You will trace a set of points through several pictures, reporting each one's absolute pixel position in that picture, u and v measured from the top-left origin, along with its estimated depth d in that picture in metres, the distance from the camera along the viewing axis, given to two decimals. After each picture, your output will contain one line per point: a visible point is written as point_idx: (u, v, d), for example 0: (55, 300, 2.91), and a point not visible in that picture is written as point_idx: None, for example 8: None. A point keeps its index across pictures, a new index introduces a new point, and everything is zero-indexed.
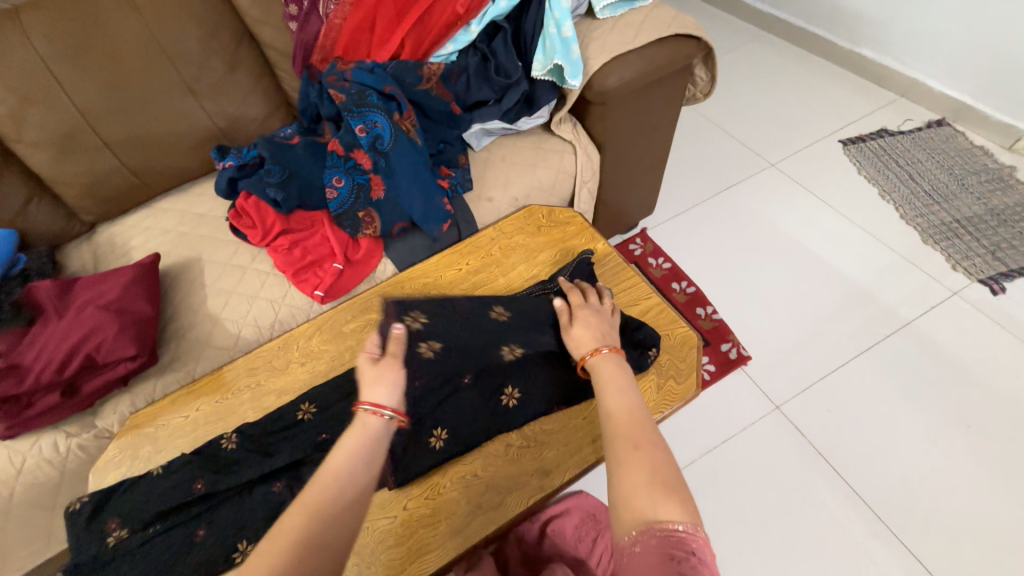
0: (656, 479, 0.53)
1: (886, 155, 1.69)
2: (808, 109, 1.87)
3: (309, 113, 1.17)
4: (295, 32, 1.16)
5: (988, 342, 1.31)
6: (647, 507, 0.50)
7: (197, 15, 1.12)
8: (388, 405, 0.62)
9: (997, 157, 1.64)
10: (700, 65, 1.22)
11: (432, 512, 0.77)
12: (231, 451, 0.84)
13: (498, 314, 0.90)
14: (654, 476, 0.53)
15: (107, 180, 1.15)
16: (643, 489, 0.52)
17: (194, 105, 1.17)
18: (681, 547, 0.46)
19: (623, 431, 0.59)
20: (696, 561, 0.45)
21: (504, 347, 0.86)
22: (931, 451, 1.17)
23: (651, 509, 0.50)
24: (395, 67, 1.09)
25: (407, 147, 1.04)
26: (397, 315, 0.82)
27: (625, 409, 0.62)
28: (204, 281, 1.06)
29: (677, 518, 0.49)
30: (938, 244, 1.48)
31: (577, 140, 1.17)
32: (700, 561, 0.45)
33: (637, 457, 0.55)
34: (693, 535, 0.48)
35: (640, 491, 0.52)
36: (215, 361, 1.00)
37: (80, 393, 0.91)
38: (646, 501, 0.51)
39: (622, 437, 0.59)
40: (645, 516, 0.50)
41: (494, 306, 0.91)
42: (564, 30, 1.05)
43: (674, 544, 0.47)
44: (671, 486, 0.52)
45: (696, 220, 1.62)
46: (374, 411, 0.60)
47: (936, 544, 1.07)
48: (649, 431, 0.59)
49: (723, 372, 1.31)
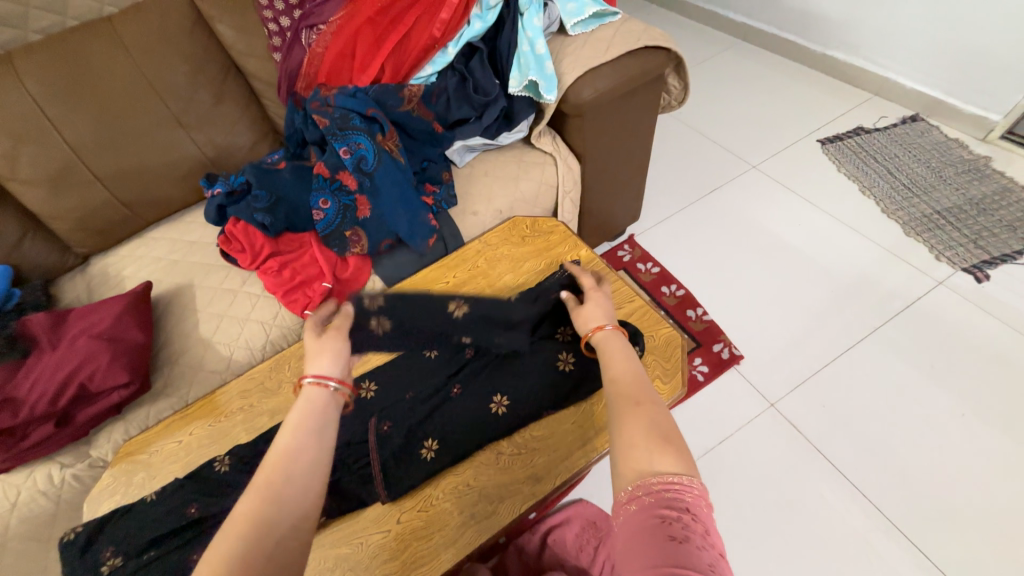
0: (652, 433, 0.56)
1: (863, 153, 1.73)
2: (786, 111, 1.91)
3: (295, 138, 1.19)
4: (280, 62, 1.21)
5: (976, 330, 1.32)
6: (644, 460, 0.54)
7: (185, 52, 1.17)
8: (333, 375, 0.65)
9: (973, 148, 1.68)
10: (673, 74, 1.26)
11: (425, 524, 0.77)
12: (224, 473, 0.85)
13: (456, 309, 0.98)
14: (652, 430, 0.56)
15: (99, 213, 1.18)
16: (640, 443, 0.55)
17: (183, 136, 1.20)
18: (676, 504, 0.49)
19: (624, 390, 0.63)
20: (689, 519, 0.48)
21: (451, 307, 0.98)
22: (926, 440, 1.17)
23: (648, 462, 0.53)
24: (377, 91, 1.13)
25: (391, 167, 1.07)
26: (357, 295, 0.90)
27: (631, 372, 0.66)
28: (196, 306, 1.08)
29: (670, 470, 0.52)
30: (921, 236, 1.51)
31: (556, 152, 1.20)
32: (694, 517, 0.48)
33: (635, 412, 0.59)
34: (687, 487, 0.50)
35: (637, 445, 0.55)
36: (207, 384, 1.01)
37: (73, 423, 0.91)
38: (642, 454, 0.54)
39: (623, 397, 0.62)
40: (642, 467, 0.53)
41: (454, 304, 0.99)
42: (537, 47, 1.10)
43: (667, 501, 0.49)
44: (668, 439, 0.55)
45: (681, 224, 1.65)
46: (319, 382, 0.64)
47: (939, 536, 1.06)
48: (651, 392, 0.62)
49: (716, 372, 1.32)
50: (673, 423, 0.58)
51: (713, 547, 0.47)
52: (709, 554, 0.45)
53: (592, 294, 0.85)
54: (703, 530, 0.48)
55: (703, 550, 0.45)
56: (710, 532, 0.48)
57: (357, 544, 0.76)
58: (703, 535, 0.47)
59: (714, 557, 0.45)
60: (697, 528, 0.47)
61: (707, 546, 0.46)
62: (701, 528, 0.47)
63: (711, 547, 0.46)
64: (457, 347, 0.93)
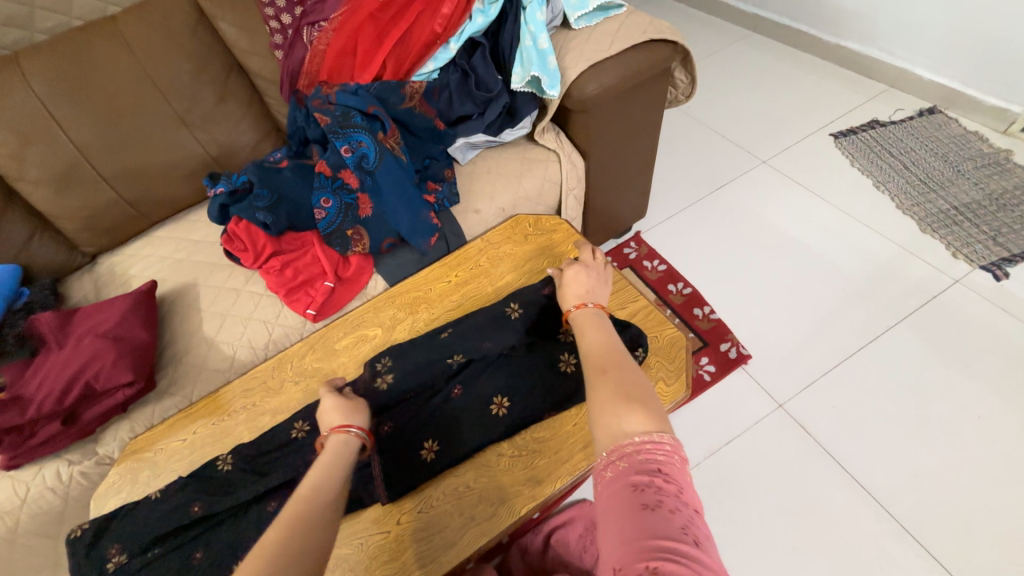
0: (620, 394, 0.57)
1: (878, 146, 1.68)
2: (799, 105, 1.86)
3: (297, 137, 1.19)
4: (282, 60, 1.20)
5: (995, 329, 1.28)
6: (614, 422, 0.54)
7: (188, 50, 1.17)
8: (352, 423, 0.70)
9: (993, 142, 1.62)
10: (679, 67, 1.23)
11: (424, 526, 0.76)
12: (227, 472, 0.85)
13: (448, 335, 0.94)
14: (616, 391, 0.58)
15: (106, 212, 1.18)
16: (609, 406, 0.56)
17: (187, 136, 1.21)
18: (649, 467, 0.49)
19: (595, 361, 0.64)
20: (662, 481, 0.48)
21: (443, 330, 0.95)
22: (942, 443, 1.14)
23: (618, 423, 0.54)
24: (378, 88, 1.11)
25: (392, 165, 1.06)
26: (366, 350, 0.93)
27: (602, 345, 0.67)
28: (200, 305, 1.08)
29: (640, 431, 0.52)
30: (937, 232, 1.46)
31: (560, 148, 1.19)
32: (667, 477, 0.48)
33: (603, 378, 0.60)
34: (657, 446, 0.51)
35: (606, 408, 0.56)
36: (211, 383, 1.02)
37: (80, 422, 0.92)
38: (611, 416, 0.55)
39: (594, 365, 0.63)
40: (614, 429, 0.54)
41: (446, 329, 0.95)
42: (540, 42, 1.07)
43: (640, 464, 0.49)
44: (634, 399, 0.56)
45: (689, 221, 1.62)
46: (341, 429, 0.69)
47: (954, 542, 1.03)
48: (621, 359, 0.63)
49: (723, 372, 1.30)
50: (640, 384, 0.59)
51: (687, 506, 0.47)
52: (681, 514, 0.45)
53: (571, 272, 0.83)
54: (677, 490, 0.47)
55: (677, 512, 0.45)
56: (685, 490, 0.48)
57: (357, 545, 0.76)
58: (675, 495, 0.47)
59: (688, 516, 0.45)
60: (669, 489, 0.47)
61: (680, 507, 0.46)
62: (674, 488, 0.47)
63: (684, 506, 0.46)
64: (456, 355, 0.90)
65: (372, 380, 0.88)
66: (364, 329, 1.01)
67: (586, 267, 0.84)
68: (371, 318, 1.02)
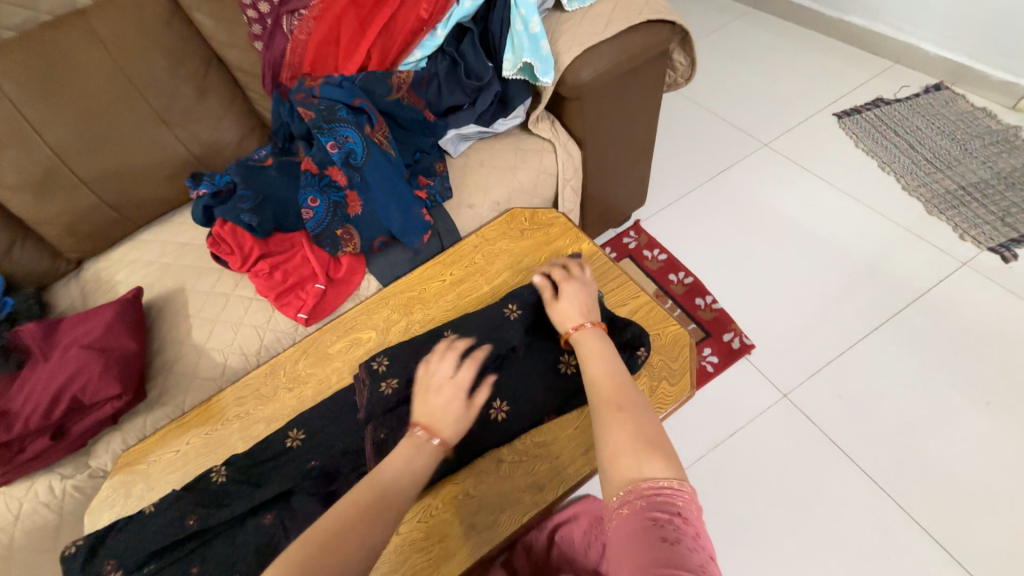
0: (638, 439, 0.55)
1: (883, 126, 1.63)
2: (801, 84, 1.80)
3: (281, 133, 1.14)
4: (263, 52, 1.15)
5: (1004, 312, 1.25)
6: (632, 467, 0.53)
7: (164, 44, 1.11)
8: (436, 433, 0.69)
9: (1002, 118, 1.57)
10: (678, 49, 1.18)
11: (424, 536, 0.75)
12: (221, 484, 0.83)
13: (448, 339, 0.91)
14: (635, 435, 0.56)
15: (87, 217, 1.14)
16: (627, 449, 0.55)
17: (167, 135, 1.16)
18: (668, 508, 0.49)
19: (607, 397, 0.62)
20: (680, 522, 0.47)
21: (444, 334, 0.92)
22: (949, 430, 1.12)
23: (637, 469, 0.53)
24: (363, 79, 1.06)
25: (380, 160, 1.02)
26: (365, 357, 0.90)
27: (608, 374, 0.66)
28: (188, 311, 1.05)
29: (659, 475, 0.52)
30: (944, 214, 1.43)
31: (555, 138, 1.14)
32: (685, 520, 0.48)
33: (618, 418, 0.58)
34: (677, 492, 0.50)
35: (623, 452, 0.55)
36: (202, 392, 0.99)
37: (69, 436, 0.90)
38: (629, 461, 0.54)
39: (606, 401, 0.62)
40: (631, 473, 0.53)
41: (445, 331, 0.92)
42: (531, 26, 1.02)
43: (658, 505, 0.49)
44: (653, 445, 0.55)
45: (689, 208, 1.58)
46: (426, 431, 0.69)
47: (961, 530, 1.02)
48: (632, 393, 0.63)
49: (726, 363, 1.28)
50: (656, 425, 0.58)
51: (704, 549, 0.46)
52: (700, 554, 0.44)
53: (568, 290, 0.83)
54: (694, 532, 0.47)
55: (694, 551, 0.44)
56: (702, 535, 0.47)
57: None
58: (693, 537, 0.46)
59: (706, 559, 0.44)
60: (688, 531, 0.46)
61: (699, 548, 0.45)
62: (691, 530, 0.47)
63: (702, 550, 0.45)
64: None
65: (377, 386, 0.86)
66: (359, 333, 0.98)
67: (582, 285, 0.84)
68: (364, 320, 0.99)
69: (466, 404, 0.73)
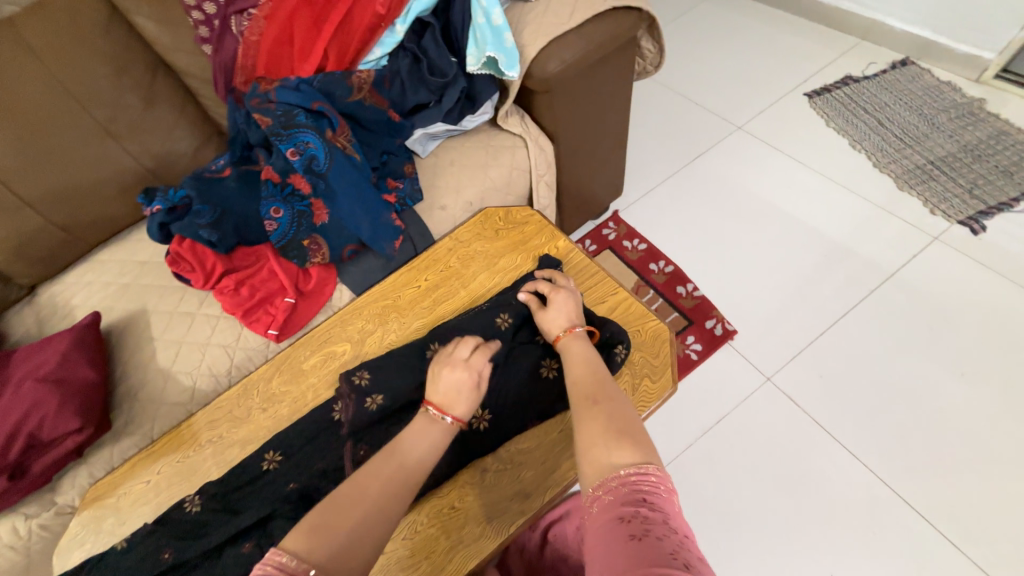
0: (610, 429, 0.57)
1: (853, 104, 1.64)
2: (772, 65, 1.80)
3: (239, 141, 1.08)
4: (212, 55, 1.09)
5: (975, 284, 1.28)
6: (603, 456, 0.54)
7: (103, 52, 1.05)
8: (450, 411, 0.71)
9: (966, 91, 1.59)
10: (646, 36, 1.15)
11: (410, 553, 0.73)
12: (196, 514, 0.80)
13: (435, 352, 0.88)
14: (608, 425, 0.58)
15: (35, 240, 1.08)
16: (599, 439, 0.56)
17: (116, 149, 1.10)
18: (634, 497, 0.48)
19: (584, 391, 0.65)
20: (647, 510, 0.46)
21: (431, 347, 0.89)
22: (926, 403, 1.15)
23: (607, 457, 0.54)
24: (322, 81, 1.02)
25: (344, 166, 0.98)
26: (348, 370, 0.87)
27: (588, 373, 0.69)
28: (152, 334, 1.01)
29: (625, 463, 0.52)
30: (914, 189, 1.44)
31: (526, 133, 1.11)
32: (653, 507, 0.47)
33: (592, 409, 0.61)
34: (643, 477, 0.50)
35: (596, 443, 0.56)
36: (171, 418, 0.95)
37: (29, 475, 0.85)
38: (600, 450, 0.55)
39: (583, 397, 0.64)
40: (603, 464, 0.54)
41: (432, 344, 0.89)
42: (493, 18, 0.99)
43: (625, 495, 0.49)
44: (624, 434, 0.56)
45: (667, 195, 1.57)
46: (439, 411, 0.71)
47: (941, 500, 1.05)
48: (609, 388, 0.65)
49: (710, 350, 1.28)
50: (629, 416, 0.60)
51: (676, 532, 0.44)
52: (670, 540, 0.43)
53: (556, 297, 0.83)
54: (663, 517, 0.46)
55: (664, 539, 0.43)
56: (673, 518, 0.46)
57: None
58: (662, 522, 0.45)
59: (677, 542, 0.43)
60: (655, 517, 0.45)
61: (668, 533, 0.44)
62: (659, 515, 0.46)
63: (672, 533, 0.44)
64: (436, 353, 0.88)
65: (356, 399, 0.83)
66: (333, 345, 0.95)
67: (571, 293, 0.84)
68: (337, 333, 0.96)
69: (475, 386, 0.75)
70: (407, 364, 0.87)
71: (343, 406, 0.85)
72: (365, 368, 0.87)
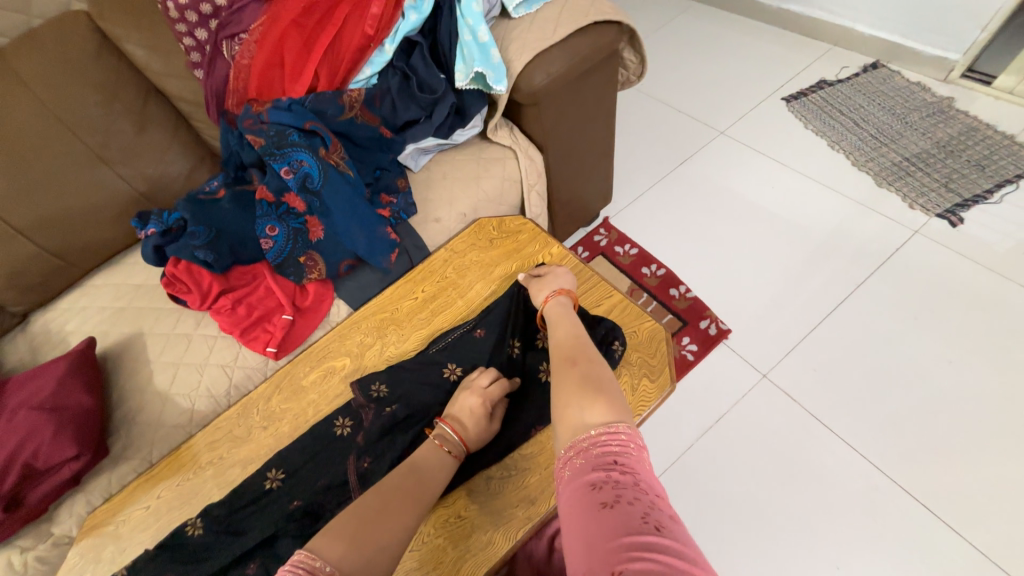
0: (584, 387, 0.61)
1: (829, 106, 1.70)
2: (749, 72, 1.86)
3: (232, 162, 1.09)
4: (204, 79, 1.11)
5: (956, 275, 1.32)
6: (576, 415, 0.58)
7: (95, 80, 1.06)
8: (460, 438, 0.76)
9: (936, 90, 1.65)
10: (627, 47, 1.19)
11: (418, 565, 0.72)
12: (198, 537, 0.79)
13: (451, 372, 0.88)
14: (583, 383, 0.62)
15: (27, 267, 1.07)
16: (574, 399, 0.60)
17: (108, 173, 1.10)
18: (605, 460, 0.51)
19: (566, 353, 0.69)
20: (618, 473, 0.49)
21: (446, 368, 0.89)
22: (918, 393, 1.17)
23: (580, 416, 0.57)
24: (313, 101, 1.04)
25: (338, 182, 0.99)
26: (364, 389, 0.87)
27: (570, 341, 0.72)
28: (149, 357, 1.00)
29: (597, 423, 0.55)
30: (893, 185, 1.49)
31: (516, 144, 1.14)
32: (623, 469, 0.50)
33: (572, 370, 0.65)
34: (612, 438, 0.53)
35: (571, 402, 0.60)
36: (170, 441, 0.94)
37: (25, 506, 0.83)
38: (575, 409, 0.59)
39: (563, 360, 0.68)
40: (576, 424, 0.57)
41: (447, 365, 0.89)
42: (480, 35, 1.02)
43: (596, 458, 0.52)
44: (598, 392, 0.60)
45: (656, 200, 1.60)
46: (451, 431, 0.76)
47: (941, 489, 1.06)
48: (588, 351, 0.69)
49: (705, 350, 1.30)
50: (604, 374, 0.64)
51: (647, 493, 0.47)
52: (641, 503, 0.45)
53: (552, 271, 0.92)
54: (634, 479, 0.48)
55: (635, 501, 0.45)
56: (644, 478, 0.49)
57: None
58: (631, 484, 0.47)
59: (648, 503, 0.45)
60: (625, 480, 0.48)
61: (638, 495, 0.46)
62: (631, 478, 0.48)
63: (643, 495, 0.46)
64: (448, 368, 0.89)
65: (368, 410, 0.85)
66: (333, 361, 0.95)
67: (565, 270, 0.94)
68: (337, 349, 0.96)
69: (487, 415, 0.79)
70: (423, 383, 0.88)
71: (361, 418, 0.86)
72: (380, 380, 0.88)
